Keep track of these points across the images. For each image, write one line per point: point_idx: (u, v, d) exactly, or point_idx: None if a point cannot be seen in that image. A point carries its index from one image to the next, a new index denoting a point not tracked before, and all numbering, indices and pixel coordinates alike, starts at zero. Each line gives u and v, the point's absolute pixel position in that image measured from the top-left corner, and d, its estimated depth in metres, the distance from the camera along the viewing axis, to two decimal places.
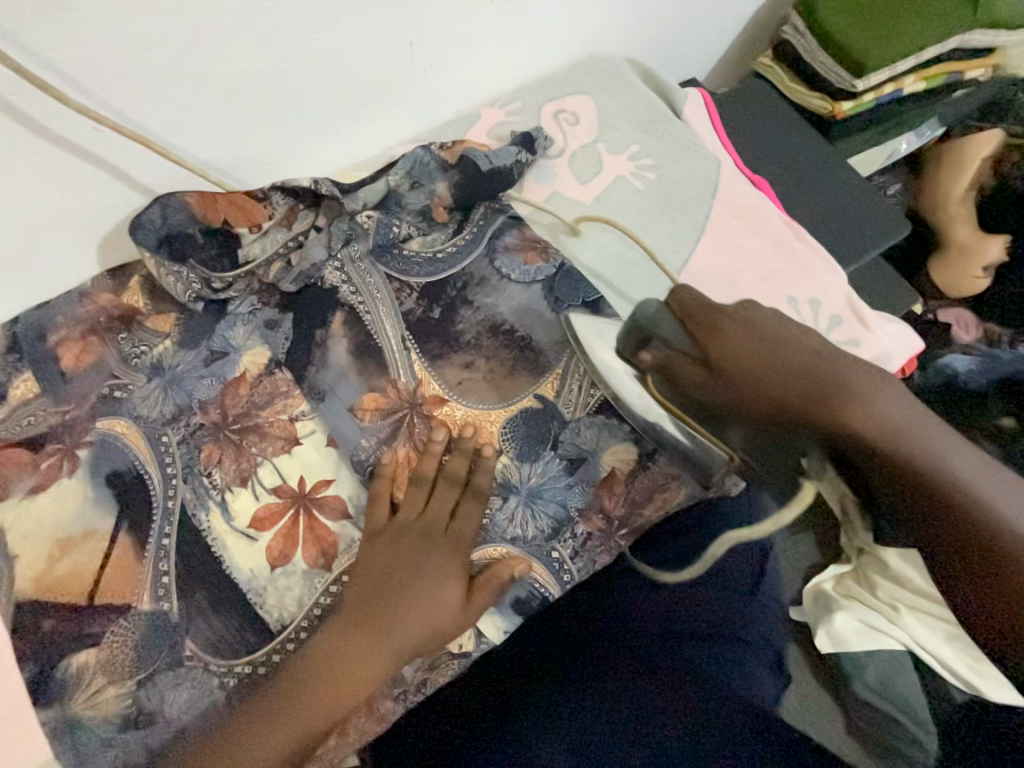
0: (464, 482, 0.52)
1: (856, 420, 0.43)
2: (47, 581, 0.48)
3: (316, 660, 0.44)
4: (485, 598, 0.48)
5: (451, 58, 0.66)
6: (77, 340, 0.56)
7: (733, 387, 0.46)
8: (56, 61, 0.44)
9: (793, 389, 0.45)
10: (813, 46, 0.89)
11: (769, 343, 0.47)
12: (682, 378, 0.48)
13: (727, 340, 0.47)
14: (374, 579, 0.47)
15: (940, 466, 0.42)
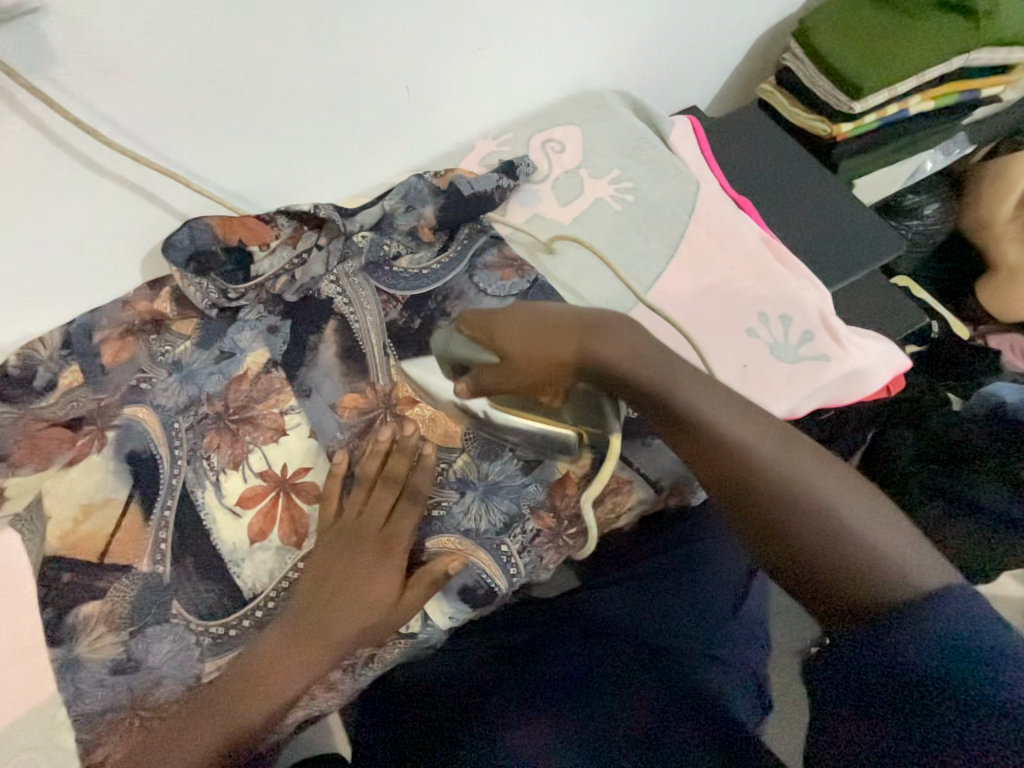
0: (402, 482, 0.55)
1: (604, 354, 0.52)
2: (70, 540, 0.56)
3: (277, 653, 0.48)
4: (418, 595, 0.51)
5: (445, 98, 0.73)
6: (117, 339, 0.66)
7: (518, 369, 0.53)
8: (107, 114, 0.53)
9: (557, 347, 0.53)
10: (811, 72, 0.90)
11: (536, 321, 0.54)
12: (489, 377, 0.54)
13: (502, 331, 0.54)
14: (314, 579, 0.51)
15: (715, 416, 0.47)
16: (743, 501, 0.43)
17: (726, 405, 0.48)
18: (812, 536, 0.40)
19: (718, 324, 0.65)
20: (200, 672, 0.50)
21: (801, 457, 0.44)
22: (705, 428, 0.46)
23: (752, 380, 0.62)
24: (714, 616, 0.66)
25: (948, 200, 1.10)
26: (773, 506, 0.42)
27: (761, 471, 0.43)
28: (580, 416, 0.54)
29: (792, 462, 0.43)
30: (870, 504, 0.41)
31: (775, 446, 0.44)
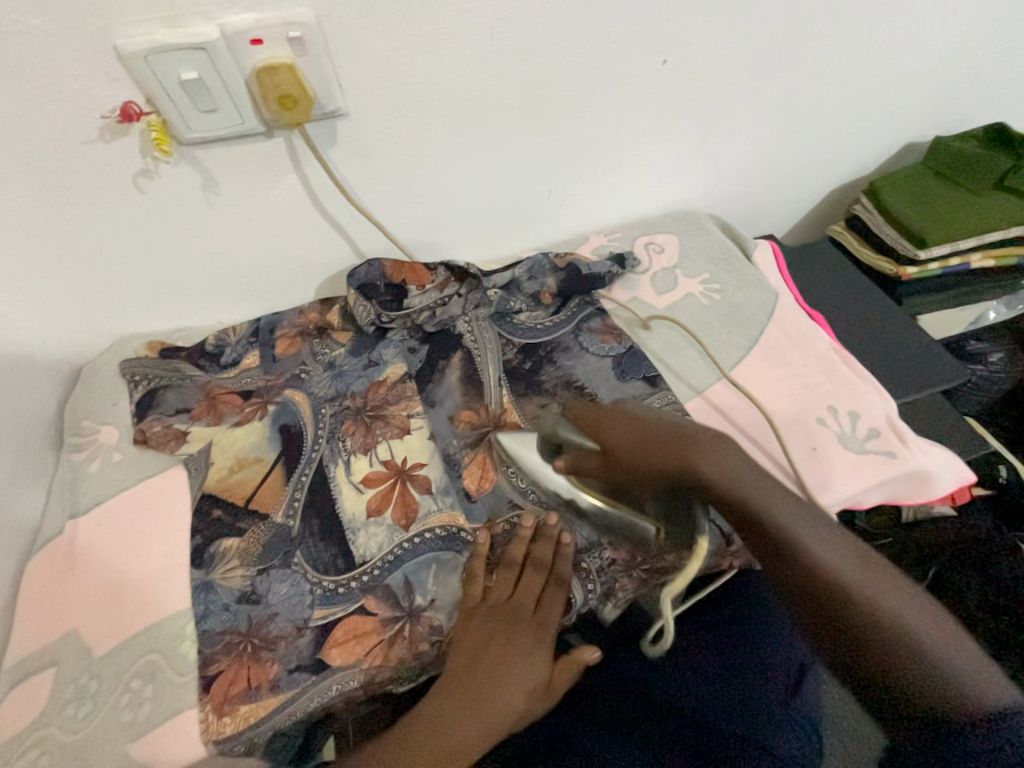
0: (548, 570, 0.63)
1: (707, 463, 0.53)
2: (225, 484, 0.68)
3: (444, 716, 0.55)
4: (563, 680, 0.61)
5: (576, 201, 0.92)
6: (290, 336, 0.83)
7: (620, 464, 0.57)
8: (351, 180, 0.74)
9: (652, 459, 0.55)
10: (879, 222, 1.05)
11: (639, 424, 0.57)
12: (588, 465, 0.59)
13: (606, 423, 0.59)
14: (482, 648, 0.59)
15: (773, 509, 0.50)
16: (799, 588, 0.48)
17: (775, 499, 0.51)
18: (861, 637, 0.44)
19: (792, 410, 0.74)
20: (308, 617, 0.58)
21: (857, 565, 0.48)
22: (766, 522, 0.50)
23: (821, 464, 0.69)
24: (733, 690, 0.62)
25: (1012, 351, 1.17)
26: (834, 604, 0.46)
27: (816, 565, 0.47)
28: (667, 516, 0.56)
29: (851, 566, 0.47)
30: (920, 608, 0.45)
31: (834, 551, 0.48)
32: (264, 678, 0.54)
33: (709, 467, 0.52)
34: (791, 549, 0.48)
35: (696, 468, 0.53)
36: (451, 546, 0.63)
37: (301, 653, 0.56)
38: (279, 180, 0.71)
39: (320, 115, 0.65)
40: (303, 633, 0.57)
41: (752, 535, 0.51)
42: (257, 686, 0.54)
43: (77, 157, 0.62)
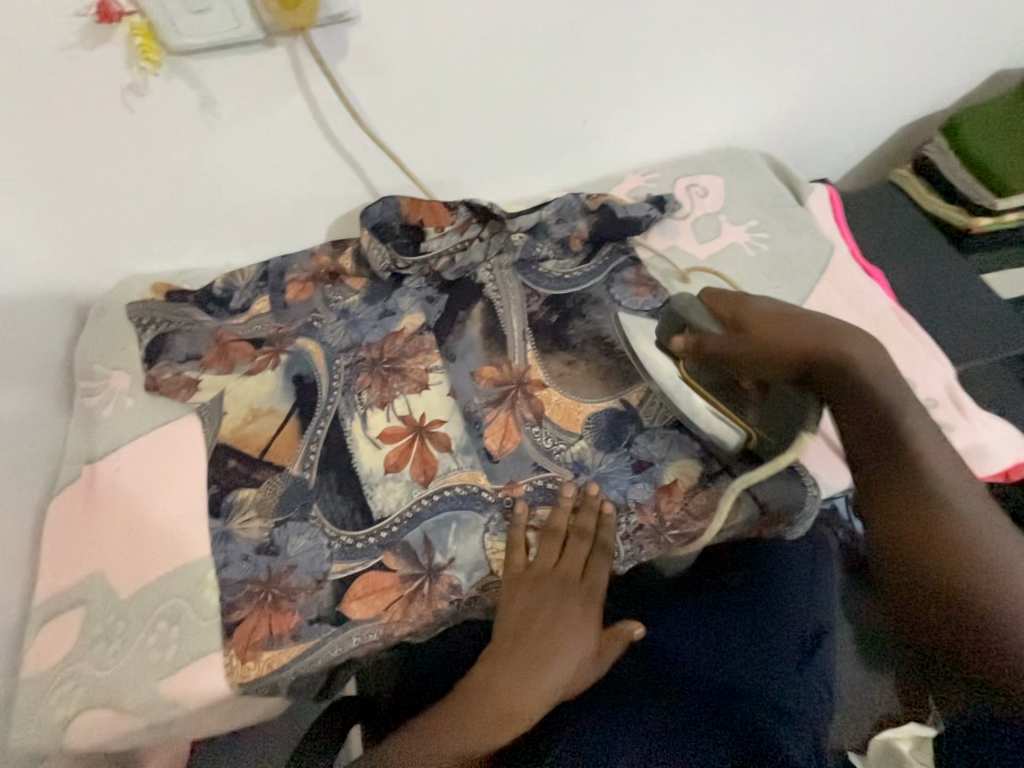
0: (593, 537, 0.59)
1: (852, 351, 0.51)
2: (239, 434, 0.66)
3: (490, 679, 0.54)
4: (611, 650, 0.59)
5: (614, 133, 0.82)
6: (301, 281, 0.78)
7: (758, 342, 0.55)
8: (362, 103, 0.66)
9: (806, 341, 0.53)
10: (954, 164, 0.93)
11: (787, 316, 0.55)
12: (711, 350, 0.58)
13: (745, 309, 0.57)
14: (526, 616, 0.57)
15: (909, 431, 0.48)
16: (896, 506, 0.47)
17: (923, 433, 0.48)
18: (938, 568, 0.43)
19: None
20: (327, 570, 0.57)
21: (980, 520, 0.44)
22: (895, 445, 0.48)
23: None
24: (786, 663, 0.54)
25: None
26: (928, 513, 0.45)
27: (914, 467, 0.47)
28: (764, 422, 0.57)
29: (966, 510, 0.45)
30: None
31: (958, 495, 0.46)
32: (285, 627, 0.55)
33: (845, 357, 0.51)
34: (896, 437, 0.48)
35: (834, 357, 0.51)
36: (471, 505, 0.61)
37: (321, 605, 0.56)
38: (284, 102, 0.64)
39: (328, 19, 0.58)
40: (322, 585, 0.57)
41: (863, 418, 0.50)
42: (279, 635, 0.55)
43: (60, 66, 0.56)
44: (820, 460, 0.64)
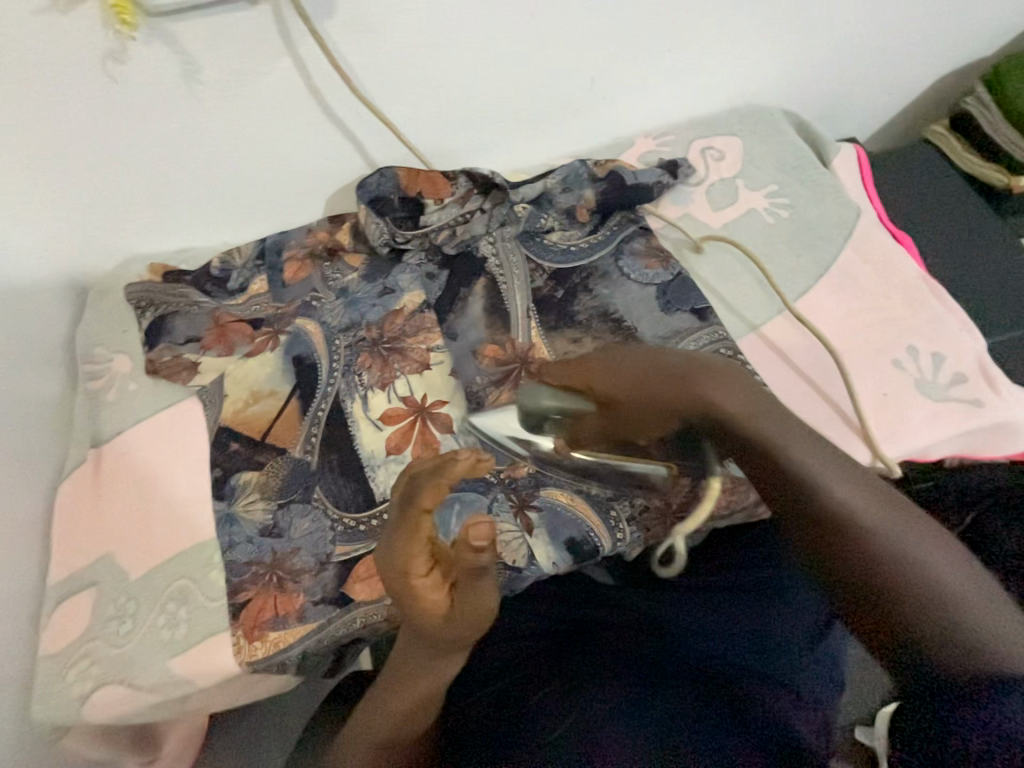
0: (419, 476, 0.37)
1: (726, 398, 0.47)
2: (241, 417, 0.65)
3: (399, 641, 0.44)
4: (476, 599, 0.36)
5: (622, 92, 0.77)
6: (298, 259, 0.76)
7: (621, 415, 0.51)
8: (353, 63, 0.62)
9: (664, 394, 0.49)
10: (996, 119, 0.86)
11: (651, 366, 0.50)
12: (586, 425, 0.53)
13: (595, 373, 0.52)
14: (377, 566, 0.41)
15: (788, 451, 0.44)
16: (808, 531, 0.41)
17: (811, 452, 0.44)
18: (875, 582, 0.37)
19: (863, 349, 0.65)
20: (330, 552, 0.57)
21: (892, 514, 0.40)
22: (777, 459, 0.44)
23: (890, 413, 0.61)
24: (806, 657, 0.56)
25: None
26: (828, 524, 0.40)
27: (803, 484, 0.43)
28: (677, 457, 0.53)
29: (884, 519, 0.39)
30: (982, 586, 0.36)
31: (870, 505, 0.40)
32: (290, 608, 0.55)
33: (721, 402, 0.47)
34: (777, 458, 0.44)
35: (708, 403, 0.48)
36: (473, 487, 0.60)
37: (325, 586, 0.56)
38: (271, 66, 0.60)
39: None
40: (326, 567, 0.57)
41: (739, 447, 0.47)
42: (284, 615, 0.55)
43: (36, 32, 0.53)
44: (841, 439, 0.60)
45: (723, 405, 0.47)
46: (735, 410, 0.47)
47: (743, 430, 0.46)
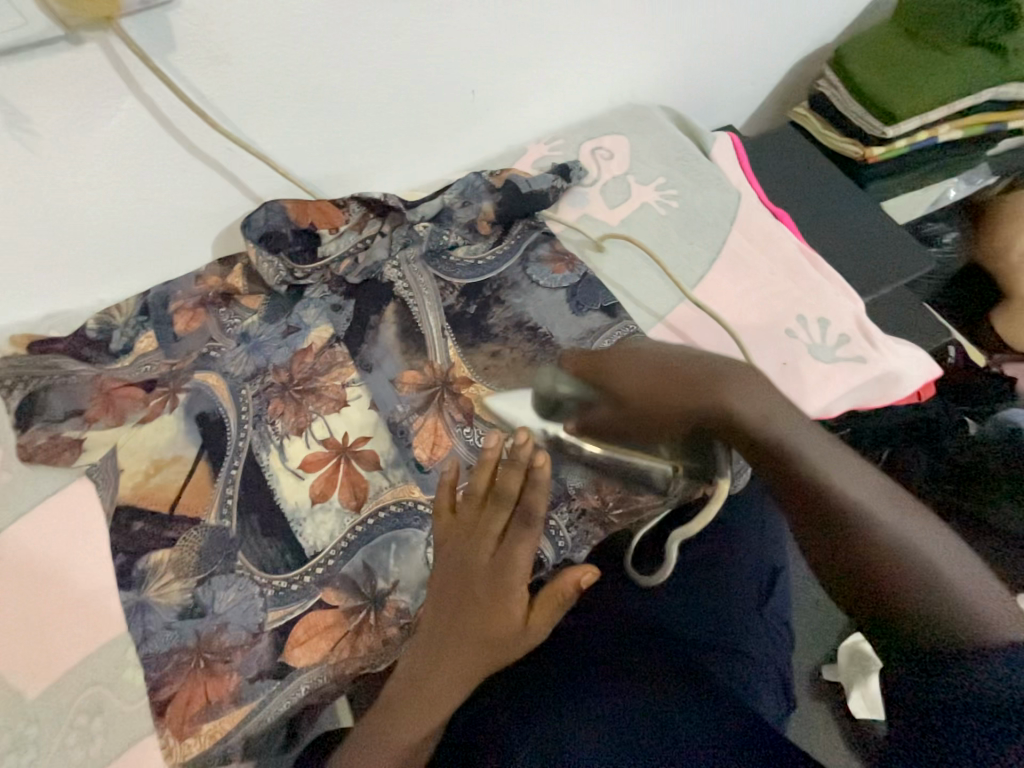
0: (514, 498, 0.47)
1: (730, 394, 0.48)
2: (143, 491, 0.59)
3: (424, 657, 0.48)
4: (545, 618, 0.46)
5: (506, 103, 0.77)
6: (189, 309, 0.70)
7: (632, 406, 0.54)
8: (211, 98, 0.58)
9: (683, 399, 0.51)
10: (844, 98, 0.94)
11: (665, 366, 0.54)
12: (598, 416, 0.56)
13: (612, 369, 0.56)
14: (445, 585, 0.49)
15: (795, 445, 0.45)
16: (808, 513, 0.42)
17: (810, 441, 0.46)
18: (867, 559, 0.38)
19: (760, 323, 0.69)
20: (262, 621, 0.53)
21: (886, 501, 0.41)
22: (780, 453, 0.45)
23: (790, 379, 0.65)
24: (755, 623, 0.63)
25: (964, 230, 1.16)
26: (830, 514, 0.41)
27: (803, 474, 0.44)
28: (679, 455, 0.53)
29: (881, 505, 0.41)
30: (966, 564, 0.37)
31: (864, 487, 0.42)
32: (224, 691, 0.51)
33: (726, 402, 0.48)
34: (779, 454, 0.45)
35: (714, 401, 0.49)
36: (409, 522, 0.58)
37: (260, 659, 0.52)
38: (114, 107, 0.55)
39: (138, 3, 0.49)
40: (260, 638, 0.53)
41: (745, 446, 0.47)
42: (218, 701, 0.50)
43: None
44: None
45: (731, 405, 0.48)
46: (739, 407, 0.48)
47: (745, 429, 0.47)
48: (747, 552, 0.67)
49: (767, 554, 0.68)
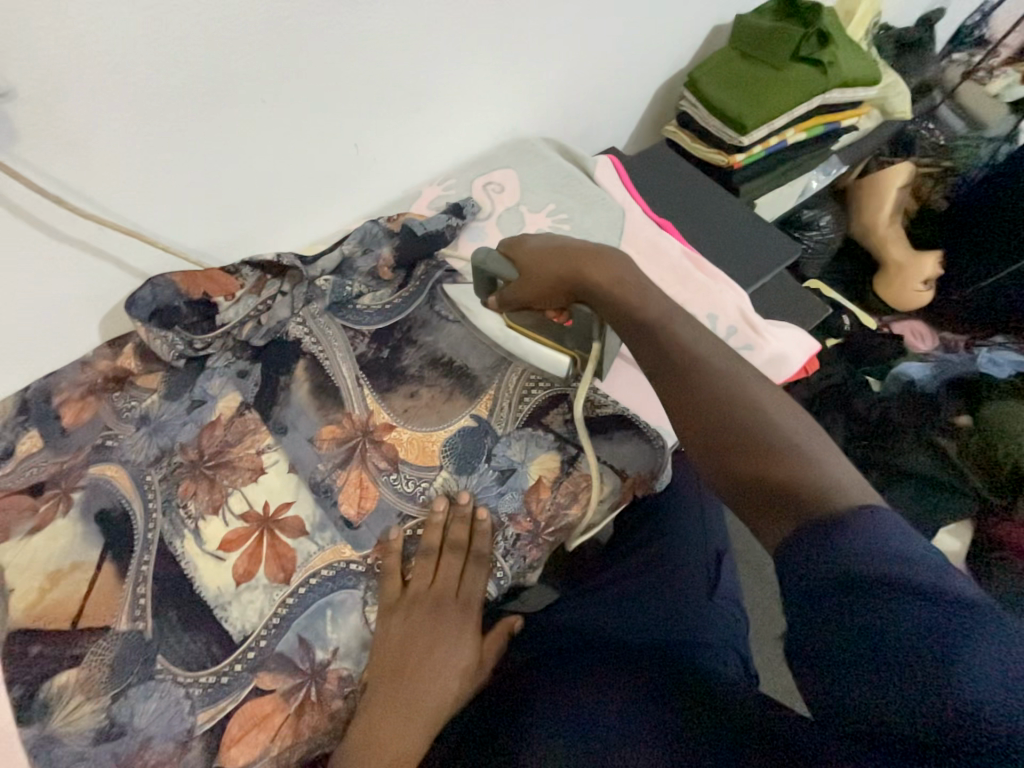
0: (466, 547, 0.58)
1: (609, 284, 0.54)
2: (38, 609, 0.53)
3: (379, 716, 0.49)
4: (493, 647, 0.58)
5: (393, 152, 0.80)
6: (78, 399, 0.66)
7: (534, 283, 0.58)
8: (69, 184, 0.56)
9: (565, 271, 0.56)
10: (704, 114, 1.05)
11: (562, 251, 0.57)
12: (509, 298, 0.60)
13: (521, 254, 0.59)
14: (405, 645, 0.53)
15: (673, 332, 0.50)
16: (687, 392, 0.47)
17: (688, 329, 0.51)
18: (738, 433, 0.43)
19: None
20: (191, 726, 0.49)
21: (749, 378, 0.46)
22: (671, 345, 0.50)
23: None
24: (703, 611, 0.62)
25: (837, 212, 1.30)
26: (705, 391, 0.46)
27: (683, 359, 0.48)
28: (581, 344, 0.63)
29: (745, 383, 0.46)
30: (810, 431, 0.43)
31: (730, 368, 0.47)
32: None
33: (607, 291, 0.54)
34: (660, 336, 0.50)
35: (603, 287, 0.54)
36: (343, 584, 0.57)
37: None
38: None
39: None
40: (190, 746, 0.49)
41: (633, 337, 0.52)
42: None
43: None
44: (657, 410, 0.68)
45: (616, 298, 0.53)
46: (626, 298, 0.53)
47: (632, 313, 0.52)
48: (685, 543, 0.69)
49: (709, 539, 0.71)
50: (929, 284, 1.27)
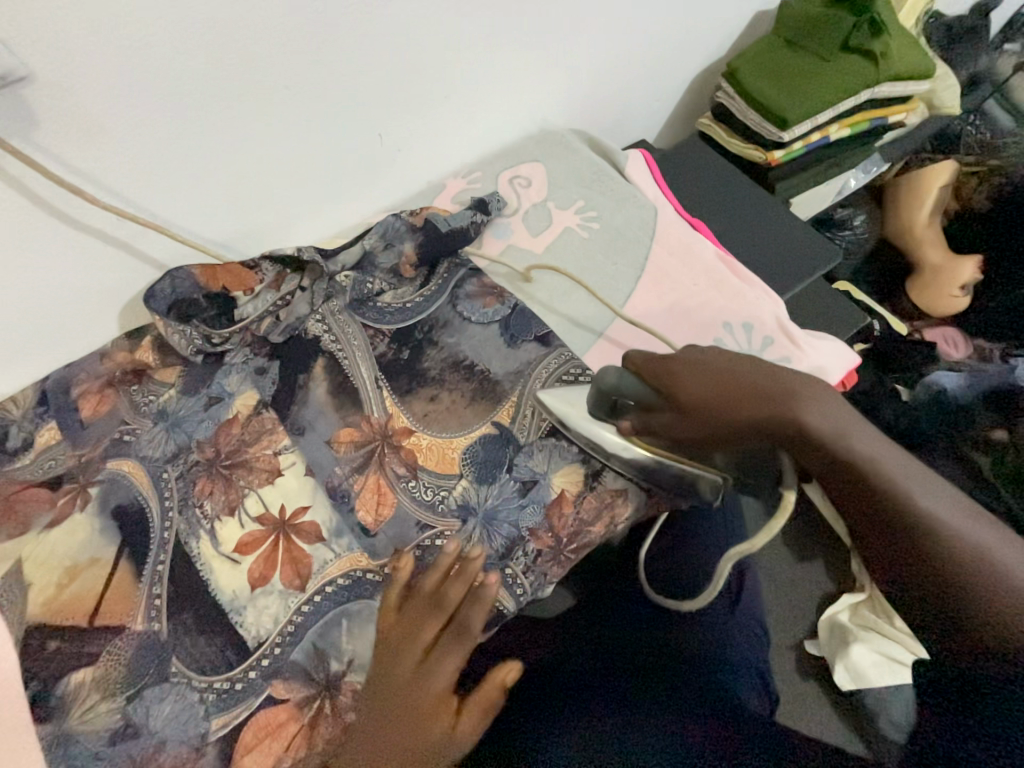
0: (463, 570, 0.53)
1: (812, 421, 0.46)
2: (56, 604, 0.53)
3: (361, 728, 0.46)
4: (472, 720, 0.44)
5: (418, 143, 0.77)
6: (96, 392, 0.65)
7: (700, 420, 0.51)
8: (92, 175, 0.55)
9: (749, 409, 0.49)
10: (742, 106, 0.99)
11: (727, 377, 0.51)
12: (654, 421, 0.55)
13: (675, 374, 0.53)
14: (389, 659, 0.49)
15: (870, 459, 0.45)
16: (885, 532, 0.43)
17: (891, 458, 0.45)
18: (949, 578, 0.39)
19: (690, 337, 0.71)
20: (205, 731, 0.49)
21: (969, 520, 0.41)
22: (873, 480, 0.44)
23: None
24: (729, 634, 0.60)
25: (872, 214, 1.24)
26: (913, 535, 0.41)
27: (883, 494, 0.43)
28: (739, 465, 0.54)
29: (963, 524, 0.41)
30: None
31: (940, 503, 0.42)
32: None
33: (807, 425, 0.46)
34: (857, 472, 0.44)
35: (794, 421, 0.47)
36: (359, 593, 0.55)
37: None
38: None
39: None
40: (204, 751, 0.48)
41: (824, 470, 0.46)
42: None
43: None
44: None
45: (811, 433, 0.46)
46: (819, 429, 0.46)
47: (823, 446, 0.46)
48: None
49: None
50: (965, 289, 1.19)
